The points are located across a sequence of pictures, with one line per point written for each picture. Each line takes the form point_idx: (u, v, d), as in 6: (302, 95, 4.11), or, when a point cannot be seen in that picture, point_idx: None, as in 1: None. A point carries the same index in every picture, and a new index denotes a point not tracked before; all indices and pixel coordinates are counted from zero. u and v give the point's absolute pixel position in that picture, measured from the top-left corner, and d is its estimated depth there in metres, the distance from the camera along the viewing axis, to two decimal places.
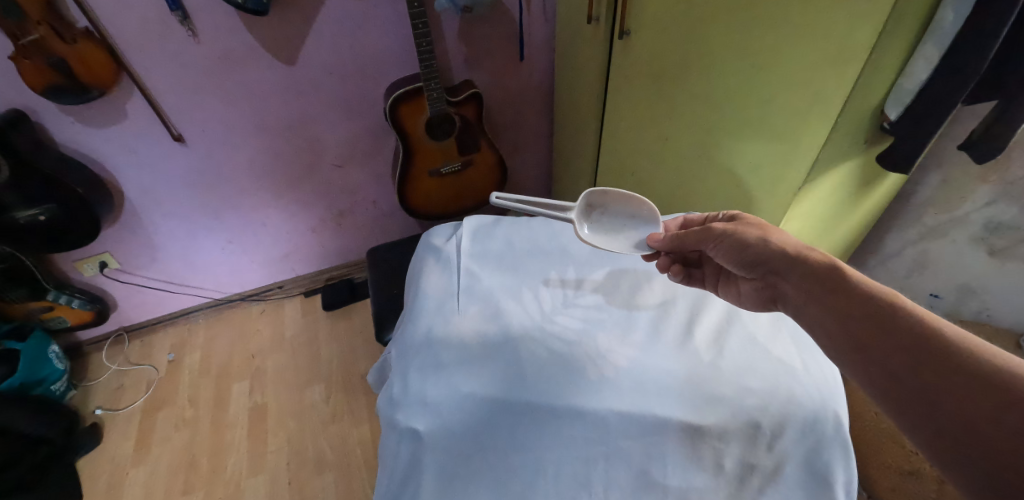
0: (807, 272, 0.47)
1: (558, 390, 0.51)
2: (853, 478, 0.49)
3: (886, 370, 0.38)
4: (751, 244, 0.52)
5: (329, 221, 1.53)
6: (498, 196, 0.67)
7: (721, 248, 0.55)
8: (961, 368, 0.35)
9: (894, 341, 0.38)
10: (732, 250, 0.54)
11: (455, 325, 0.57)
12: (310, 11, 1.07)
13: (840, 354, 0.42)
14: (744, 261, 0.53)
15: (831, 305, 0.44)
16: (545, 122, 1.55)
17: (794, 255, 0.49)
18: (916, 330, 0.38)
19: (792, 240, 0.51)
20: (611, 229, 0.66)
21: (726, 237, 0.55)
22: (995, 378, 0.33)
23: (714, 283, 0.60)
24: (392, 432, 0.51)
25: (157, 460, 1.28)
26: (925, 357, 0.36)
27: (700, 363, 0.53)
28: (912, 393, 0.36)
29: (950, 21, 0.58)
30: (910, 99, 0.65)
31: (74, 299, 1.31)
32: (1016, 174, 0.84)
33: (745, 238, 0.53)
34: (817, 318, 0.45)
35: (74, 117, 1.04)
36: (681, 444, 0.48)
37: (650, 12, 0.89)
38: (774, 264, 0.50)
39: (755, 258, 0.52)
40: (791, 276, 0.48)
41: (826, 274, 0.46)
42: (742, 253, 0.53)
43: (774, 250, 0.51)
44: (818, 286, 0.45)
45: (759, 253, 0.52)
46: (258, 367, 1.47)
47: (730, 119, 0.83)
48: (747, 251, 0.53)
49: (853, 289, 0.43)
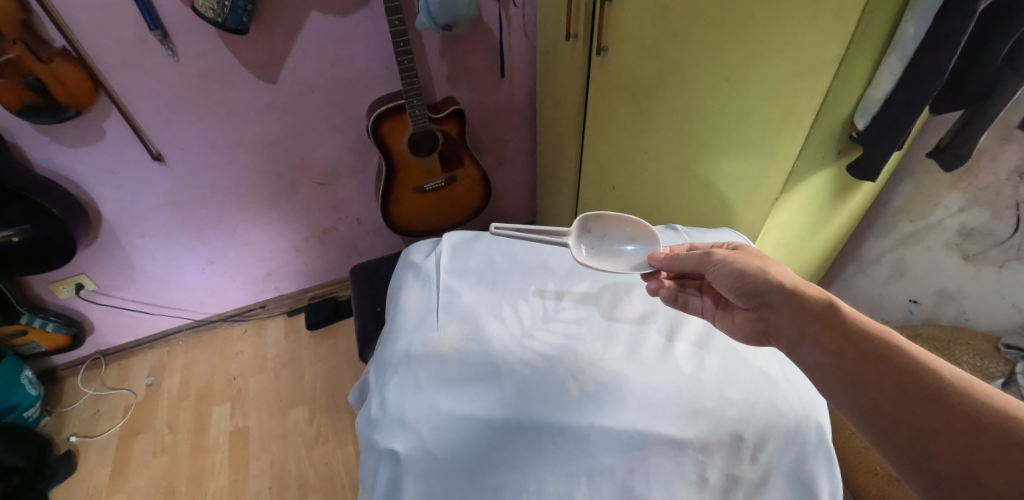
0: (802, 308, 0.47)
1: (540, 408, 0.50)
2: (837, 485, 0.49)
3: (880, 410, 0.38)
4: (751, 275, 0.52)
5: (312, 239, 1.52)
6: (497, 228, 0.65)
7: (720, 275, 0.54)
8: (958, 409, 0.35)
9: (890, 382, 0.38)
10: (729, 277, 0.53)
11: (433, 343, 0.57)
12: (291, 28, 1.07)
13: (834, 393, 0.42)
14: (741, 290, 0.53)
15: (828, 344, 0.43)
16: (529, 137, 1.56)
17: (792, 289, 0.48)
18: (911, 370, 0.38)
19: (790, 275, 0.50)
20: (612, 253, 0.65)
21: (723, 265, 0.54)
22: (993, 424, 0.33)
23: (712, 313, 0.57)
24: (370, 453, 0.49)
25: (134, 488, 1.24)
26: (925, 401, 0.36)
27: (682, 377, 0.53)
28: (906, 435, 0.36)
29: (912, 34, 0.59)
30: (876, 109, 0.67)
31: (49, 322, 1.28)
32: (985, 181, 0.87)
33: (745, 268, 0.52)
34: (812, 354, 0.44)
35: (50, 137, 1.02)
36: (664, 458, 0.48)
37: (626, 27, 0.91)
38: (769, 296, 0.50)
39: (753, 289, 0.51)
40: (787, 309, 0.48)
41: (822, 311, 0.45)
42: (740, 281, 0.52)
43: (772, 283, 0.50)
44: (813, 323, 0.45)
45: (756, 284, 0.51)
46: (241, 389, 1.44)
47: (706, 132, 0.84)
48: (744, 281, 0.52)
49: (849, 326, 0.43)
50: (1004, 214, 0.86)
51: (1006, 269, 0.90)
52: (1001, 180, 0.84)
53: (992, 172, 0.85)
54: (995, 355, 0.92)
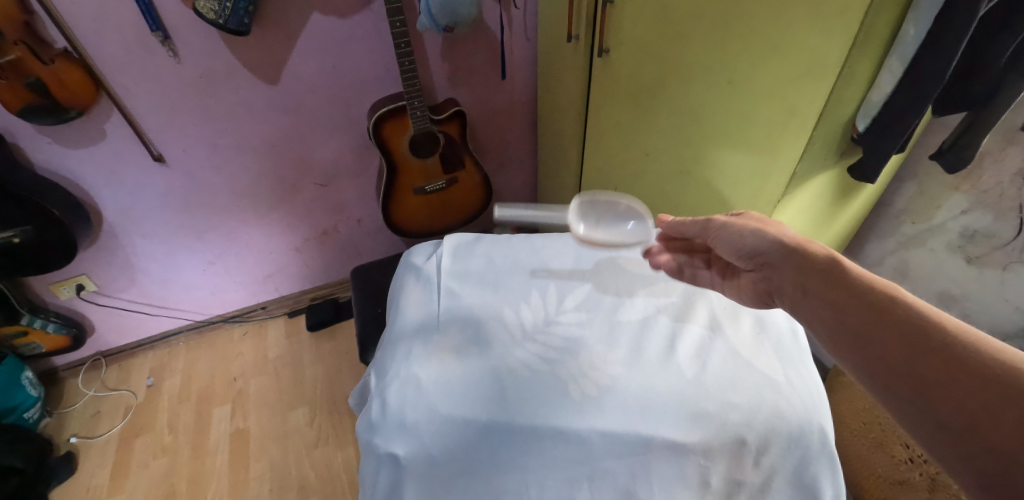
0: (802, 266, 0.46)
1: (541, 411, 0.50)
2: (841, 490, 0.49)
3: (881, 358, 0.37)
4: (751, 236, 0.51)
5: (314, 240, 1.52)
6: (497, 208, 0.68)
7: (721, 238, 0.55)
8: (958, 356, 0.33)
9: (891, 331, 0.37)
10: (731, 240, 0.53)
11: (434, 346, 0.56)
12: (292, 30, 1.07)
13: (837, 346, 0.41)
14: (743, 252, 0.53)
15: (828, 298, 0.42)
16: (530, 138, 1.56)
17: (795, 247, 0.48)
18: (913, 319, 0.37)
19: (794, 234, 0.50)
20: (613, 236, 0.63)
21: (723, 228, 0.54)
22: (995, 369, 0.31)
23: (720, 281, 0.59)
24: (371, 457, 0.49)
25: (134, 489, 1.24)
26: (924, 347, 0.35)
27: (684, 380, 0.52)
28: (904, 381, 0.35)
29: (912, 35, 0.59)
30: (877, 111, 0.67)
31: (50, 323, 1.28)
32: (988, 183, 0.87)
33: (746, 228, 0.52)
34: (814, 312, 0.43)
35: (51, 138, 1.02)
36: (667, 463, 0.47)
37: (628, 29, 0.92)
38: (770, 255, 0.49)
39: (752, 249, 0.51)
40: (788, 268, 0.47)
41: (825, 267, 0.44)
42: (741, 244, 0.52)
43: (774, 242, 0.49)
44: (812, 279, 0.44)
45: (758, 245, 0.51)
46: (241, 390, 1.44)
47: (708, 134, 0.84)
48: (744, 243, 0.52)
49: (851, 282, 0.42)
50: (1007, 216, 0.85)
51: (1010, 271, 0.89)
52: (1004, 183, 0.84)
53: (994, 174, 0.85)
54: None
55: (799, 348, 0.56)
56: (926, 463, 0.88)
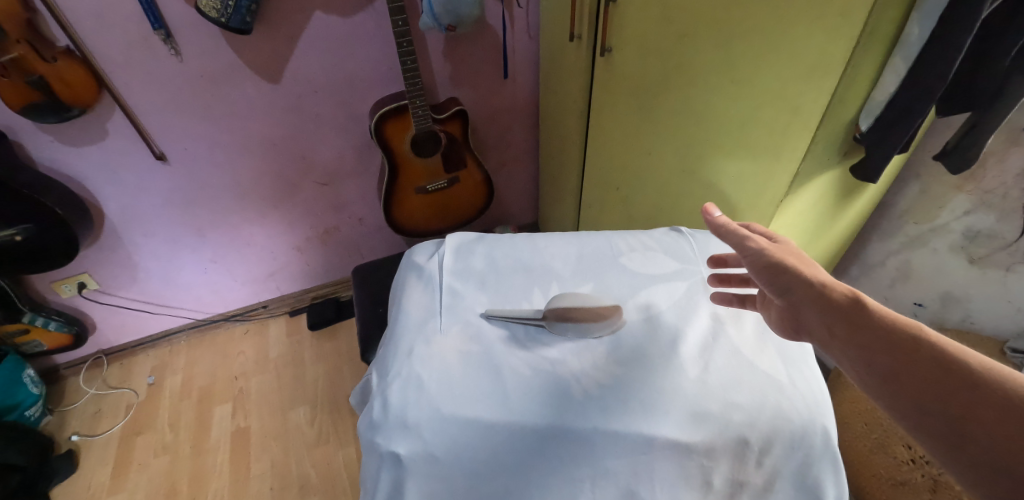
0: (827, 305, 0.44)
1: (543, 411, 0.49)
2: (843, 490, 0.48)
3: (914, 401, 0.36)
4: (786, 270, 0.47)
5: (315, 239, 1.51)
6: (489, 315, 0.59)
7: (756, 269, 0.49)
8: (994, 402, 0.33)
9: (923, 373, 0.37)
10: (763, 271, 0.48)
11: (435, 346, 0.56)
12: (294, 28, 1.07)
13: (867, 387, 0.40)
14: (775, 286, 0.48)
15: (857, 341, 0.41)
16: (531, 137, 1.56)
17: (819, 288, 0.45)
18: (942, 360, 0.37)
19: (824, 274, 0.46)
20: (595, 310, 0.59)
21: (756, 258, 0.49)
22: None
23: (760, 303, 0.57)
24: (372, 456, 0.48)
25: (135, 487, 1.24)
26: (960, 391, 0.35)
27: (686, 379, 0.51)
28: (945, 426, 0.34)
29: (917, 34, 0.58)
30: (880, 111, 0.66)
31: (51, 321, 1.28)
32: (991, 184, 0.86)
33: (779, 261, 0.48)
34: (844, 357, 0.42)
35: (53, 136, 1.02)
36: (670, 462, 0.47)
37: (631, 27, 0.91)
38: (797, 293, 0.46)
39: (784, 285, 0.47)
40: (812, 308, 0.45)
41: (850, 310, 0.42)
42: (773, 277, 0.48)
43: (803, 279, 0.46)
44: (841, 319, 0.42)
45: (789, 281, 0.47)
46: (242, 389, 1.44)
47: (711, 134, 0.84)
48: (779, 277, 0.47)
49: (876, 321, 0.41)
50: (1011, 216, 0.85)
51: (1013, 272, 0.89)
52: (1008, 183, 0.84)
53: (998, 175, 0.85)
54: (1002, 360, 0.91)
55: (803, 348, 0.55)
56: (929, 464, 0.88)
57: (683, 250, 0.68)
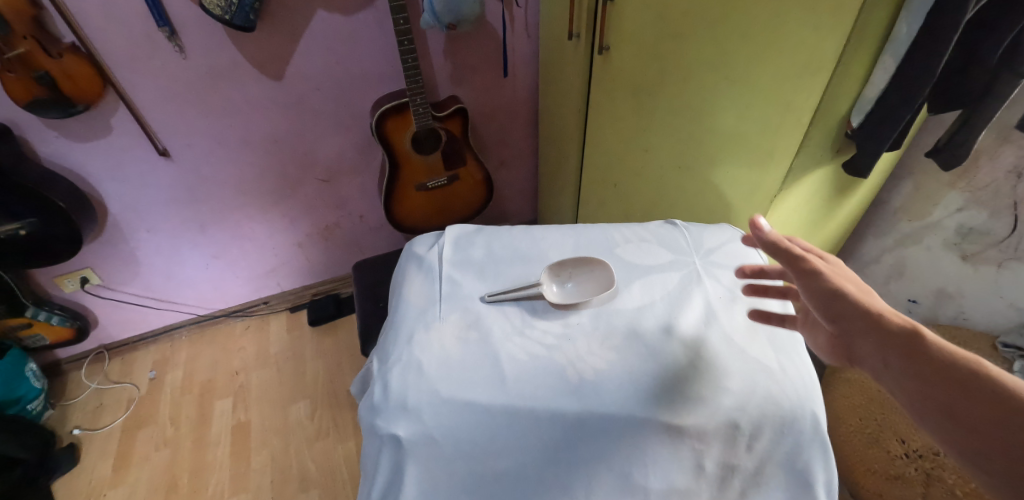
0: (881, 336, 0.39)
1: (541, 395, 0.50)
2: (832, 475, 0.50)
3: (989, 456, 0.31)
4: (838, 292, 0.43)
5: (315, 236, 1.53)
6: (490, 294, 0.61)
7: (805, 289, 0.45)
8: None
9: (996, 420, 0.31)
10: (814, 292, 0.44)
11: (435, 333, 0.57)
12: (296, 26, 1.09)
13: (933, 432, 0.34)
14: (823, 309, 0.44)
15: (916, 376, 0.36)
16: (530, 136, 1.57)
17: (874, 314, 0.40)
18: (1011, 404, 0.31)
19: (884, 303, 0.42)
20: (585, 272, 0.64)
21: (809, 279, 0.45)
22: None
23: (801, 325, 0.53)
24: (373, 438, 0.50)
25: (136, 480, 1.25)
26: None
27: (678, 364, 0.53)
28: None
29: (905, 32, 0.59)
30: (871, 108, 0.67)
31: (54, 315, 1.29)
32: (983, 181, 0.88)
33: (832, 284, 0.44)
34: (901, 392, 0.37)
35: (58, 131, 1.04)
36: (660, 445, 0.48)
37: (627, 25, 0.93)
38: (848, 319, 0.42)
39: (834, 310, 0.43)
40: (865, 338, 0.40)
41: (907, 341, 0.38)
42: (824, 300, 0.44)
43: (857, 305, 0.42)
44: (898, 357, 0.37)
45: (841, 306, 0.42)
46: (243, 384, 1.45)
47: (707, 129, 0.85)
48: (829, 300, 0.43)
49: (938, 358, 0.36)
50: (1002, 213, 0.87)
51: (1005, 268, 0.91)
52: (999, 180, 0.85)
53: (990, 171, 0.86)
54: (994, 354, 0.93)
55: (792, 335, 0.57)
56: (922, 458, 0.91)
57: (677, 241, 0.70)
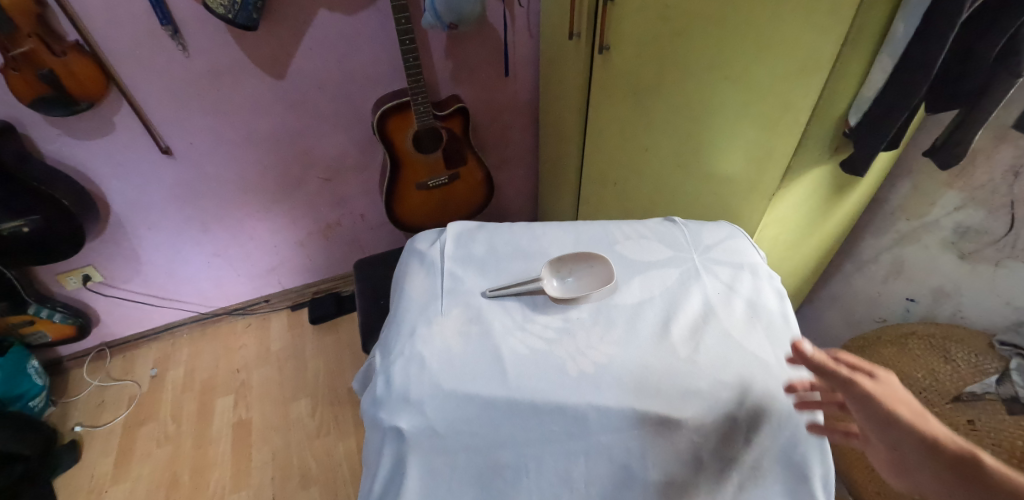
0: (943, 466, 0.37)
1: (543, 387, 0.51)
2: (830, 470, 0.49)
3: None
4: (896, 419, 0.40)
5: (317, 234, 1.53)
6: (491, 289, 0.62)
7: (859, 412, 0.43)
8: None
9: None
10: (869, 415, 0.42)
11: (437, 327, 0.57)
12: (299, 25, 1.09)
13: None
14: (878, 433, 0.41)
15: None
16: (531, 135, 1.58)
17: (934, 442, 0.38)
18: None
19: (947, 432, 0.39)
20: (584, 267, 0.65)
21: (863, 404, 0.43)
22: None
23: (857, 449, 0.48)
24: (376, 431, 0.51)
25: (137, 477, 1.25)
26: None
27: (676, 358, 0.53)
28: None
29: (902, 32, 0.60)
30: (869, 106, 0.68)
31: (56, 312, 1.29)
32: (980, 180, 0.88)
33: (890, 409, 0.41)
34: None
35: (61, 129, 1.04)
36: (659, 437, 0.49)
37: (628, 25, 0.94)
38: (906, 446, 0.39)
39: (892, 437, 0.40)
40: (926, 470, 0.38)
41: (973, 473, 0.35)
42: (879, 424, 0.41)
43: (915, 433, 0.39)
44: (970, 497, 0.34)
45: (898, 434, 0.40)
46: (244, 381, 1.46)
47: (706, 128, 0.86)
48: (887, 426, 0.41)
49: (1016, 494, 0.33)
50: (999, 212, 0.87)
51: (1002, 267, 0.91)
52: (996, 179, 0.86)
53: (987, 171, 0.87)
54: (989, 351, 0.87)
55: (790, 331, 0.57)
56: None
57: (676, 238, 0.70)
